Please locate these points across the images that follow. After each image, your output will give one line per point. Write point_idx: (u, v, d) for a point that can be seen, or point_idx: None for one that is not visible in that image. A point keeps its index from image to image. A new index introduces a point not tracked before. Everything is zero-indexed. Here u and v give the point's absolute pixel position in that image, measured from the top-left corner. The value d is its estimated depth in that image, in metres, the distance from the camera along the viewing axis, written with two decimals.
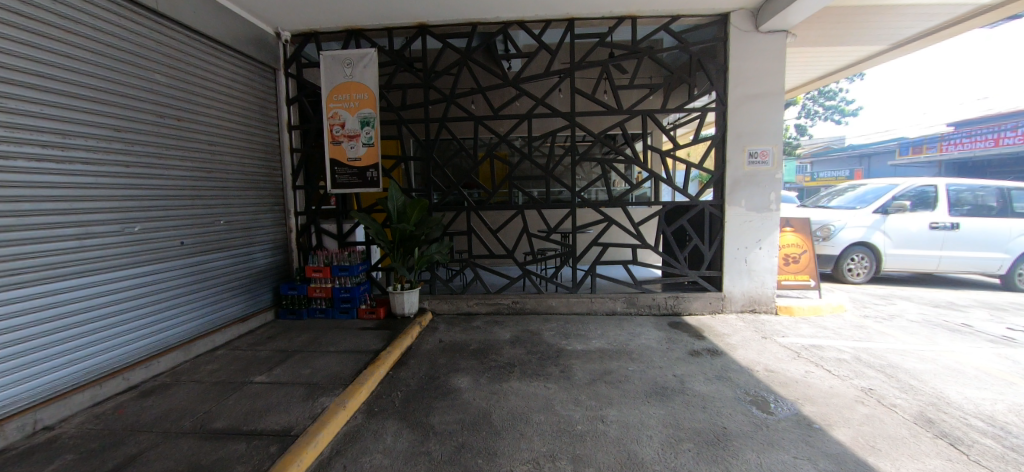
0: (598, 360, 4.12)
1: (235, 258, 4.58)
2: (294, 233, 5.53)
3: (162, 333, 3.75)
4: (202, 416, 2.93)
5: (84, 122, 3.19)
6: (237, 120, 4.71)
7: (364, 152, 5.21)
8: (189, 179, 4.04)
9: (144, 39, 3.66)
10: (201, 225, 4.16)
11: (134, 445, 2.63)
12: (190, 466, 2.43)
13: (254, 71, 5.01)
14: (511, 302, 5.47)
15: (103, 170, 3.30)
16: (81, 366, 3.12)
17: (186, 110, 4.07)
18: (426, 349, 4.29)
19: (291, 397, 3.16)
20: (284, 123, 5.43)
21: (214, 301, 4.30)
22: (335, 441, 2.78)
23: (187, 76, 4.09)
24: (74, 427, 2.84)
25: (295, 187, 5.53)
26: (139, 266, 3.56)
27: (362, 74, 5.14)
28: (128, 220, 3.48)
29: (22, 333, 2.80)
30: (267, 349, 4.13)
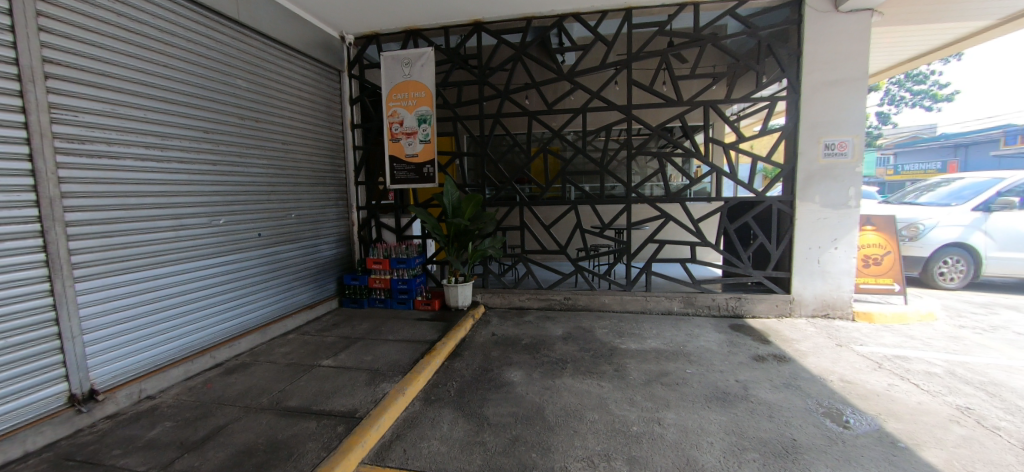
0: (653, 361, 3.99)
1: (305, 249, 4.90)
2: (357, 227, 5.83)
3: (242, 317, 4.09)
4: (277, 394, 3.16)
5: (179, 125, 3.53)
6: (307, 121, 5.02)
7: (421, 148, 5.37)
8: (265, 176, 4.37)
9: (227, 48, 3.99)
10: (276, 219, 4.49)
11: (221, 417, 2.89)
12: (269, 439, 2.64)
13: (321, 73, 5.31)
14: (563, 298, 5.42)
15: (195, 168, 3.65)
16: (176, 344, 3.47)
17: (263, 112, 4.40)
18: (479, 341, 4.36)
19: (355, 382, 3.35)
20: (347, 122, 5.72)
21: (286, 288, 4.63)
22: (395, 425, 2.90)
23: (263, 80, 4.41)
24: (171, 398, 3.18)
25: (358, 183, 5.83)
26: (223, 255, 3.89)
27: (419, 73, 5.30)
28: (215, 213, 3.82)
29: (129, 312, 3.14)
30: (333, 335, 4.40)
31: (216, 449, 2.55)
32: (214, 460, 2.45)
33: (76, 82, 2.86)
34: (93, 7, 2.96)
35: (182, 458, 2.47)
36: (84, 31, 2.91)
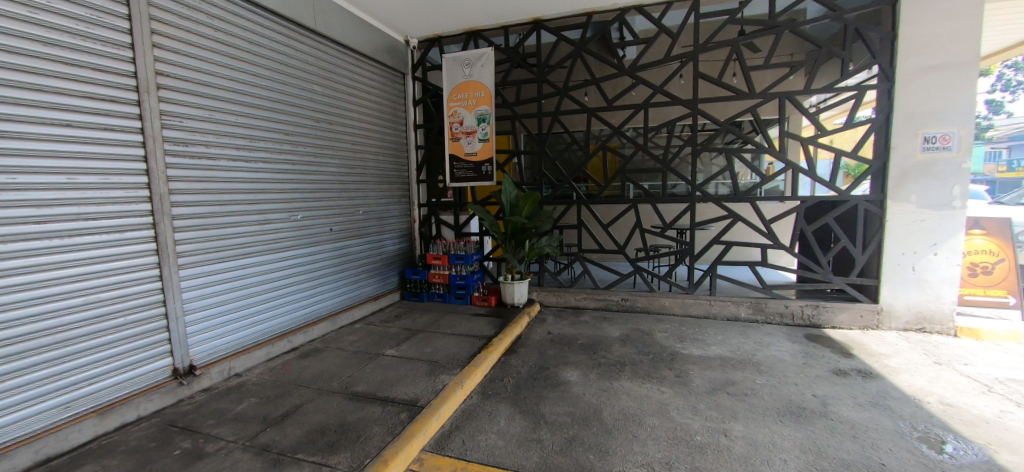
0: (719, 368, 3.77)
1: (371, 244, 5.18)
2: (418, 224, 6.06)
3: (316, 306, 4.39)
4: (346, 379, 3.37)
5: (264, 128, 3.86)
6: (374, 122, 5.29)
7: (480, 147, 5.47)
8: (336, 175, 4.66)
9: (304, 55, 4.29)
10: (346, 215, 4.78)
11: (297, 397, 3.13)
12: (340, 420, 2.82)
13: (387, 76, 5.57)
14: (621, 300, 5.29)
15: (277, 167, 3.97)
16: (260, 328, 3.80)
17: (335, 114, 4.69)
18: (535, 339, 4.37)
19: (417, 372, 3.48)
20: (410, 123, 5.95)
21: (354, 280, 4.91)
22: (454, 416, 2.98)
23: (336, 85, 4.70)
24: (255, 377, 3.49)
25: (420, 181, 6.05)
26: (299, 248, 4.20)
27: (479, 73, 5.39)
28: (294, 209, 4.14)
29: (222, 298, 3.48)
30: (396, 326, 4.60)
31: (293, 426, 2.75)
32: (292, 437, 2.65)
33: (181, 91, 3.21)
34: (195, 23, 3.30)
35: (264, 432, 2.69)
36: (188, 45, 3.25)
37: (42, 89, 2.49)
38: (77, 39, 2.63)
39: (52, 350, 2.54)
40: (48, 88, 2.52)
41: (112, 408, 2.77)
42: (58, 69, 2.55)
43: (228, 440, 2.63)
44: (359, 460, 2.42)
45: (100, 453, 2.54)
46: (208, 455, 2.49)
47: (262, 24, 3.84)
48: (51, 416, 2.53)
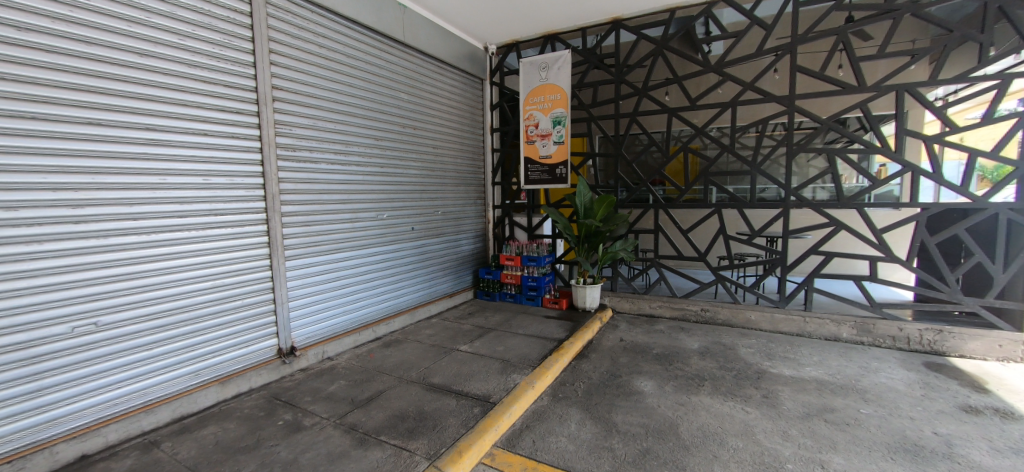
0: (814, 393, 3.40)
1: (447, 243, 5.41)
2: (492, 225, 6.23)
3: (397, 299, 4.69)
4: (423, 370, 3.56)
5: (357, 134, 4.20)
6: (454, 127, 5.53)
7: (555, 150, 5.49)
8: (419, 176, 4.94)
9: (393, 66, 4.61)
10: (426, 215, 5.05)
11: (380, 383, 3.36)
12: (418, 408, 2.98)
13: (467, 82, 5.79)
14: (700, 310, 4.99)
15: (368, 169, 4.30)
16: (350, 316, 4.14)
17: (419, 120, 4.97)
18: (607, 345, 4.27)
19: (489, 369, 3.57)
20: (487, 126, 6.14)
21: (431, 277, 5.16)
22: (525, 416, 3.01)
23: (420, 92, 4.99)
24: (344, 361, 3.81)
25: (494, 183, 6.22)
26: (385, 245, 4.51)
27: (557, 76, 5.40)
28: (381, 209, 4.46)
29: (319, 287, 3.84)
30: (469, 323, 4.76)
31: (377, 410, 2.96)
32: (376, 419, 2.85)
33: (291, 102, 3.60)
34: (303, 41, 3.68)
35: (352, 413, 2.93)
36: (297, 61, 3.64)
37: (186, 103, 2.93)
38: (212, 60, 3.06)
39: (186, 325, 2.97)
40: (191, 103, 2.95)
41: (230, 379, 3.18)
42: (198, 86, 2.99)
43: (322, 416, 2.90)
44: (436, 448, 2.54)
45: (221, 417, 2.92)
46: (305, 428, 2.76)
47: (357, 39, 4.19)
48: (184, 381, 2.97)
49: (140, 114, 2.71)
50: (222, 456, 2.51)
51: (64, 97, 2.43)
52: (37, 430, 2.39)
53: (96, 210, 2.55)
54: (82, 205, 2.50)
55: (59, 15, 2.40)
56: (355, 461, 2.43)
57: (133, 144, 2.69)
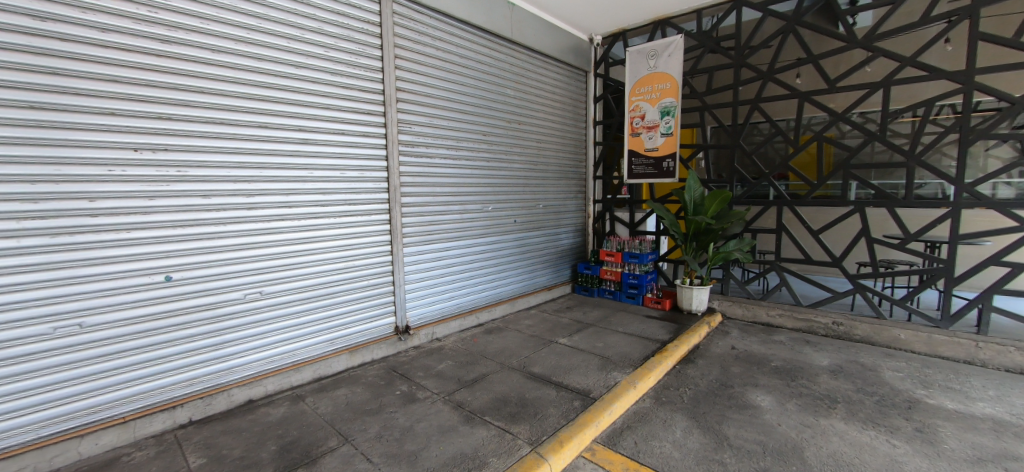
0: (990, 434, 2.78)
1: (547, 236, 5.47)
2: (592, 219, 6.15)
3: (499, 288, 4.88)
4: (524, 359, 3.67)
5: (467, 130, 4.42)
6: (557, 121, 5.55)
7: (663, 142, 5.21)
8: (522, 170, 5.05)
9: (502, 63, 4.76)
10: (528, 208, 5.16)
11: (484, 367, 3.54)
12: (520, 395, 3.07)
13: (571, 75, 5.75)
14: (832, 324, 4.37)
15: (476, 164, 4.52)
16: (456, 301, 4.41)
17: (524, 115, 5.07)
18: (716, 352, 3.97)
19: (589, 364, 3.55)
20: (590, 119, 6.05)
21: (531, 269, 5.27)
22: (626, 415, 2.94)
23: (526, 87, 5.08)
24: (450, 343, 4.09)
25: (596, 177, 6.11)
26: (489, 236, 4.71)
27: (667, 63, 5.09)
28: (487, 201, 4.66)
29: (431, 273, 4.16)
30: (567, 317, 4.78)
31: (481, 391, 3.13)
32: (481, 400, 3.02)
33: (411, 102, 3.92)
34: (423, 45, 3.98)
35: (459, 391, 3.13)
36: (417, 64, 3.94)
37: (328, 106, 3.36)
38: (349, 67, 3.46)
39: (325, 299, 3.43)
40: (332, 105, 3.38)
41: (358, 349, 3.61)
42: (338, 91, 3.40)
43: (433, 391, 3.14)
44: (537, 435, 2.61)
45: (351, 381, 3.34)
46: (419, 400, 3.03)
47: (470, 39, 4.40)
48: (323, 348, 3.43)
49: (295, 117, 3.18)
50: (353, 415, 2.86)
51: (243, 105, 2.92)
52: (220, 375, 2.94)
53: (263, 198, 3.04)
54: (254, 195, 3.00)
55: (240, 37, 2.88)
56: (463, 436, 2.60)
57: (289, 143, 3.16)
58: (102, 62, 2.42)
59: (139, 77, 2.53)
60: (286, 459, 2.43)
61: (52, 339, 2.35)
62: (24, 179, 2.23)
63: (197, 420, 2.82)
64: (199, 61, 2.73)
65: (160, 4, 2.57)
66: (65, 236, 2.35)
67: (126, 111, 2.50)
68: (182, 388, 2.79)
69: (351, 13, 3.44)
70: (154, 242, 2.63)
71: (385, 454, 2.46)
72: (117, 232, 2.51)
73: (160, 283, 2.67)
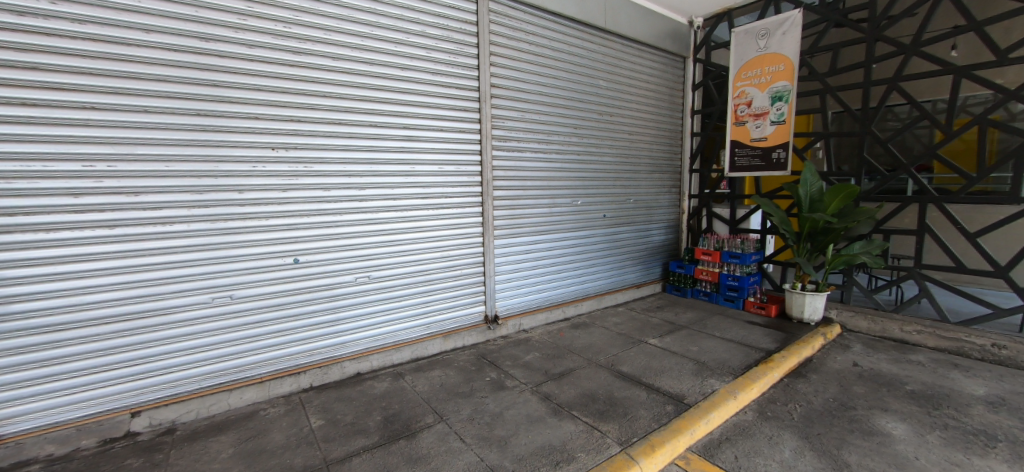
0: None
1: (638, 232, 5.27)
2: (686, 215, 5.79)
3: (586, 284, 4.81)
4: (612, 356, 3.60)
5: (559, 123, 4.41)
6: (652, 111, 5.29)
7: (773, 131, 4.70)
8: (613, 164, 4.91)
9: (594, 54, 4.65)
10: (618, 203, 5.01)
11: (571, 361, 3.53)
12: (608, 393, 3.02)
13: (668, 62, 5.43)
14: (991, 346, 3.63)
15: (566, 157, 4.49)
16: (544, 294, 4.44)
17: (616, 106, 4.91)
18: (834, 368, 3.52)
19: (682, 368, 3.36)
20: (688, 108, 5.67)
21: (620, 265, 5.13)
22: (725, 426, 2.75)
23: (619, 77, 4.90)
24: (537, 335, 4.14)
25: (692, 170, 5.73)
26: (577, 230, 4.66)
27: (780, 43, 4.58)
28: (577, 195, 4.61)
29: (521, 265, 4.24)
30: (658, 317, 4.57)
31: (568, 385, 3.13)
32: (569, 394, 3.02)
33: (505, 97, 4.00)
34: (517, 41, 4.03)
35: (546, 384, 3.17)
36: (511, 60, 4.01)
37: (429, 105, 3.56)
38: (448, 66, 3.63)
39: (423, 286, 3.67)
40: (432, 103, 3.58)
41: (451, 334, 3.82)
42: (438, 90, 3.59)
43: (522, 381, 3.22)
44: (627, 436, 2.54)
45: (445, 364, 3.55)
46: (507, 388, 3.12)
47: (563, 32, 4.36)
48: (420, 331, 3.68)
49: (400, 117, 3.42)
50: (447, 396, 3.04)
51: (357, 107, 3.22)
52: (335, 349, 3.30)
53: (373, 191, 3.33)
54: (365, 188, 3.30)
55: (356, 44, 3.18)
56: (551, 428, 2.63)
57: (396, 140, 3.42)
58: (249, 74, 2.81)
59: (277, 85, 2.91)
60: (390, 430, 2.66)
61: (211, 307, 2.81)
62: (192, 174, 2.68)
63: (317, 386, 3.20)
64: (323, 68, 3.06)
65: (293, 20, 2.93)
66: (221, 222, 2.79)
67: (267, 116, 2.89)
68: (305, 357, 3.18)
69: (451, 15, 3.60)
70: (286, 228, 3.02)
71: (476, 435, 2.58)
72: (258, 220, 2.91)
73: (291, 265, 3.07)
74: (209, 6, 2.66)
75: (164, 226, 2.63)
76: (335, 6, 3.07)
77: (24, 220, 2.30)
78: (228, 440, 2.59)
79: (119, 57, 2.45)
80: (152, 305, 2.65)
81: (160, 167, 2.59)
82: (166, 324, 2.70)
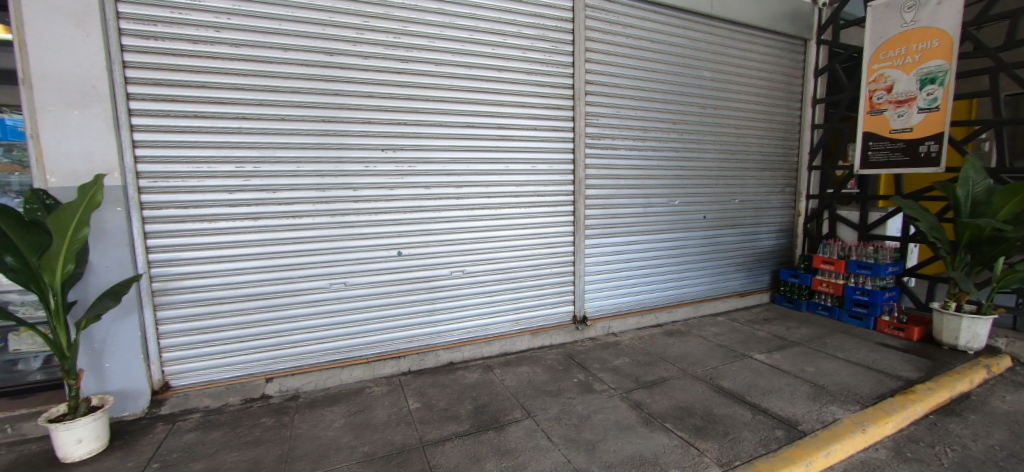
0: None
1: (743, 236, 4.82)
2: (803, 218, 5.16)
3: (683, 290, 4.52)
4: (711, 369, 3.34)
5: (657, 118, 4.18)
6: (764, 102, 4.78)
7: (921, 120, 3.97)
8: (716, 161, 4.54)
9: (698, 43, 4.32)
10: (721, 204, 4.63)
11: (664, 370, 3.35)
12: (706, 409, 2.80)
13: (786, 47, 4.86)
14: None
15: (664, 154, 4.25)
16: (636, 298, 4.27)
17: (723, 98, 4.53)
18: (1001, 409, 2.88)
19: (795, 390, 3.00)
20: (809, 97, 5.02)
21: (721, 271, 4.74)
22: (849, 462, 2.39)
23: (726, 66, 4.51)
24: (627, 340, 4.00)
25: (812, 167, 5.07)
26: (674, 232, 4.39)
27: (934, 14, 3.84)
28: (674, 195, 4.35)
29: (612, 267, 4.12)
30: (765, 330, 4.14)
31: (661, 395, 2.98)
32: (662, 404, 2.87)
33: (600, 94, 3.89)
34: (614, 35, 3.90)
35: (637, 391, 3.04)
36: (607, 55, 3.89)
37: (523, 104, 3.60)
38: (543, 65, 3.64)
39: (513, 283, 3.73)
40: (527, 103, 3.61)
41: (539, 332, 3.86)
42: (533, 89, 3.62)
43: (611, 386, 3.13)
44: (729, 458, 2.33)
45: (533, 361, 3.59)
46: (596, 391, 3.06)
47: (664, 22, 4.12)
48: (509, 326, 3.77)
49: (497, 117, 3.51)
50: (535, 393, 3.07)
51: (457, 109, 3.37)
52: (431, 337, 3.51)
53: (470, 189, 3.47)
54: (463, 186, 3.44)
55: (456, 49, 3.32)
56: (642, 437, 2.52)
57: (492, 140, 3.51)
58: (365, 83, 3.09)
59: (387, 91, 3.15)
60: (480, 419, 2.76)
61: (329, 291, 3.16)
62: (317, 173, 3.03)
63: (415, 370, 3.44)
64: (426, 74, 3.25)
65: (402, 30, 3.15)
66: (339, 216, 3.12)
67: (379, 120, 3.14)
68: (405, 343, 3.43)
69: (547, 13, 3.60)
70: (393, 223, 3.27)
71: (564, 436, 2.56)
72: (369, 215, 3.20)
73: (395, 257, 3.32)
74: (333, 23, 2.97)
75: (295, 220, 3.01)
76: (438, 14, 3.25)
77: (194, 212, 2.79)
78: (339, 412, 2.89)
79: (263, 73, 2.85)
80: (283, 288, 3.05)
81: (293, 168, 2.96)
82: (293, 304, 3.09)
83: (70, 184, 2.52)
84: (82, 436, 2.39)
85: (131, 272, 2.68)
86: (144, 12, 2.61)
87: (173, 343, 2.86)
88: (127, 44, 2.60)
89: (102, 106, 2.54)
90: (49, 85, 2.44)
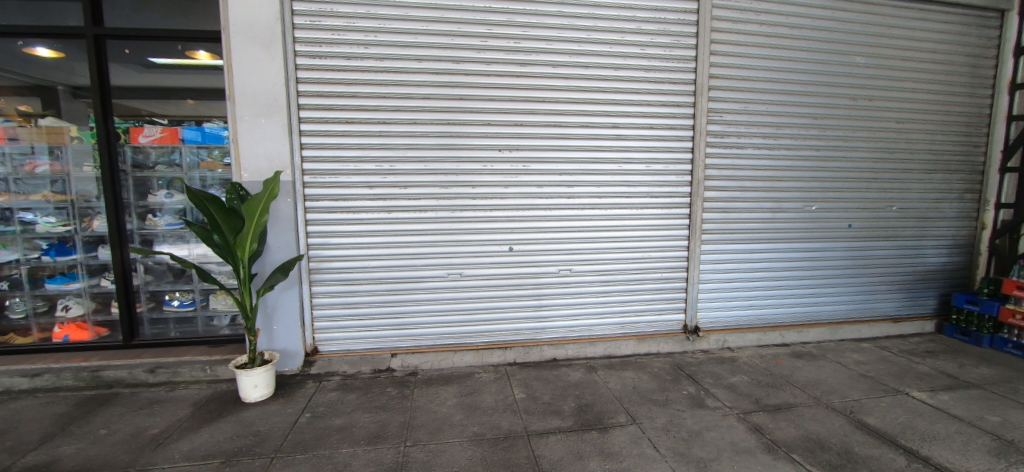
0: None
1: (900, 250, 4.09)
2: (989, 232, 4.19)
3: (817, 308, 4.00)
4: (851, 401, 2.92)
5: (793, 113, 3.74)
6: (939, 90, 3.99)
7: None
8: (869, 161, 3.92)
9: (850, 25, 3.76)
10: (872, 211, 3.98)
11: (791, 395, 3.02)
12: (843, 445, 2.46)
13: (973, 22, 3.99)
14: None
15: (800, 154, 3.79)
16: (757, 312, 3.89)
17: (881, 88, 3.88)
18: None
19: (970, 441, 2.48)
20: (1004, 82, 4.06)
21: (868, 289, 4.08)
22: None
23: (888, 50, 3.85)
24: (746, 357, 3.67)
25: (1005, 168, 4.08)
26: (808, 242, 3.90)
27: None
28: (810, 199, 3.86)
29: (731, 275, 3.81)
30: (926, 365, 3.48)
31: (787, 422, 2.69)
32: (787, 432, 2.60)
33: (726, 89, 3.61)
34: (745, 24, 3.59)
35: (756, 413, 2.79)
36: (737, 45, 3.59)
37: (640, 102, 3.51)
38: (662, 61, 3.50)
39: (619, 285, 3.67)
40: (643, 101, 3.51)
41: (646, 338, 3.74)
42: (650, 87, 3.50)
43: (725, 404, 2.92)
44: None
45: (638, 367, 3.50)
46: (708, 407, 2.88)
47: (807, 5, 3.67)
48: (615, 329, 3.71)
49: (611, 116, 3.47)
50: (639, 400, 2.99)
51: (571, 109, 3.41)
52: (536, 332, 3.62)
53: (580, 189, 3.49)
54: (574, 185, 3.48)
55: (574, 50, 3.36)
56: (763, 465, 2.32)
57: (605, 139, 3.49)
58: (487, 87, 3.29)
59: (506, 94, 3.32)
60: (583, 418, 2.78)
61: (446, 280, 3.44)
62: (442, 171, 3.31)
63: (520, 362, 3.59)
64: (544, 75, 3.35)
65: (522, 35, 3.29)
66: (458, 211, 3.37)
67: (499, 121, 3.33)
68: (512, 335, 3.59)
69: (670, 7, 3.45)
70: (505, 219, 3.44)
71: (671, 448, 2.47)
72: (484, 211, 3.40)
73: (506, 252, 3.49)
74: (462, 34, 3.22)
75: (421, 213, 3.34)
76: (558, 17, 3.32)
77: (342, 204, 3.26)
78: (452, 391, 3.14)
79: (402, 82, 3.20)
80: (408, 274, 3.41)
81: (421, 167, 3.28)
82: (416, 289, 3.43)
83: (257, 179, 3.13)
84: (258, 382, 2.95)
85: (295, 253, 3.23)
86: (313, 35, 3.11)
87: (322, 314, 3.38)
88: (300, 64, 3.12)
89: (280, 116, 3.09)
90: (246, 100, 3.06)
